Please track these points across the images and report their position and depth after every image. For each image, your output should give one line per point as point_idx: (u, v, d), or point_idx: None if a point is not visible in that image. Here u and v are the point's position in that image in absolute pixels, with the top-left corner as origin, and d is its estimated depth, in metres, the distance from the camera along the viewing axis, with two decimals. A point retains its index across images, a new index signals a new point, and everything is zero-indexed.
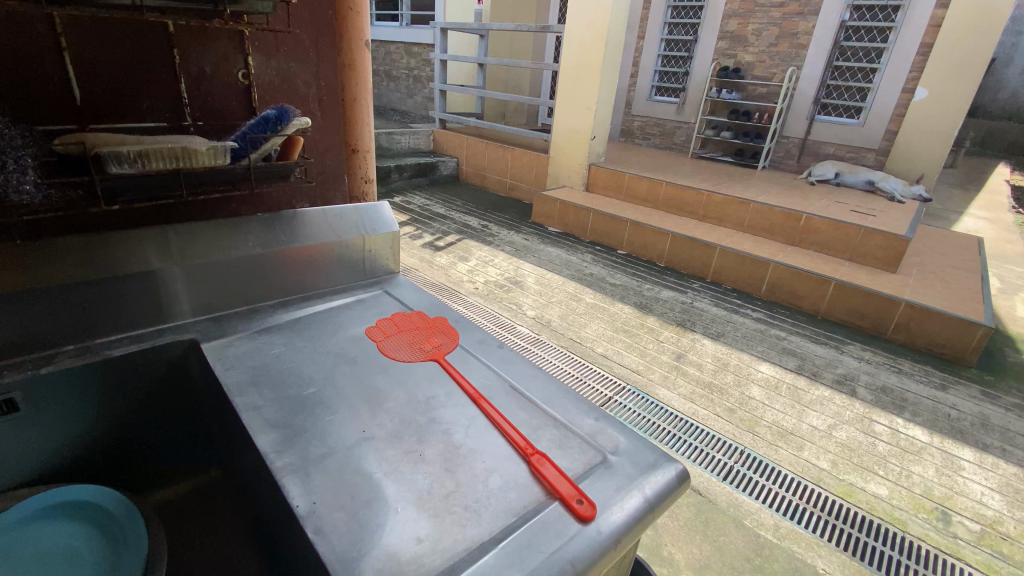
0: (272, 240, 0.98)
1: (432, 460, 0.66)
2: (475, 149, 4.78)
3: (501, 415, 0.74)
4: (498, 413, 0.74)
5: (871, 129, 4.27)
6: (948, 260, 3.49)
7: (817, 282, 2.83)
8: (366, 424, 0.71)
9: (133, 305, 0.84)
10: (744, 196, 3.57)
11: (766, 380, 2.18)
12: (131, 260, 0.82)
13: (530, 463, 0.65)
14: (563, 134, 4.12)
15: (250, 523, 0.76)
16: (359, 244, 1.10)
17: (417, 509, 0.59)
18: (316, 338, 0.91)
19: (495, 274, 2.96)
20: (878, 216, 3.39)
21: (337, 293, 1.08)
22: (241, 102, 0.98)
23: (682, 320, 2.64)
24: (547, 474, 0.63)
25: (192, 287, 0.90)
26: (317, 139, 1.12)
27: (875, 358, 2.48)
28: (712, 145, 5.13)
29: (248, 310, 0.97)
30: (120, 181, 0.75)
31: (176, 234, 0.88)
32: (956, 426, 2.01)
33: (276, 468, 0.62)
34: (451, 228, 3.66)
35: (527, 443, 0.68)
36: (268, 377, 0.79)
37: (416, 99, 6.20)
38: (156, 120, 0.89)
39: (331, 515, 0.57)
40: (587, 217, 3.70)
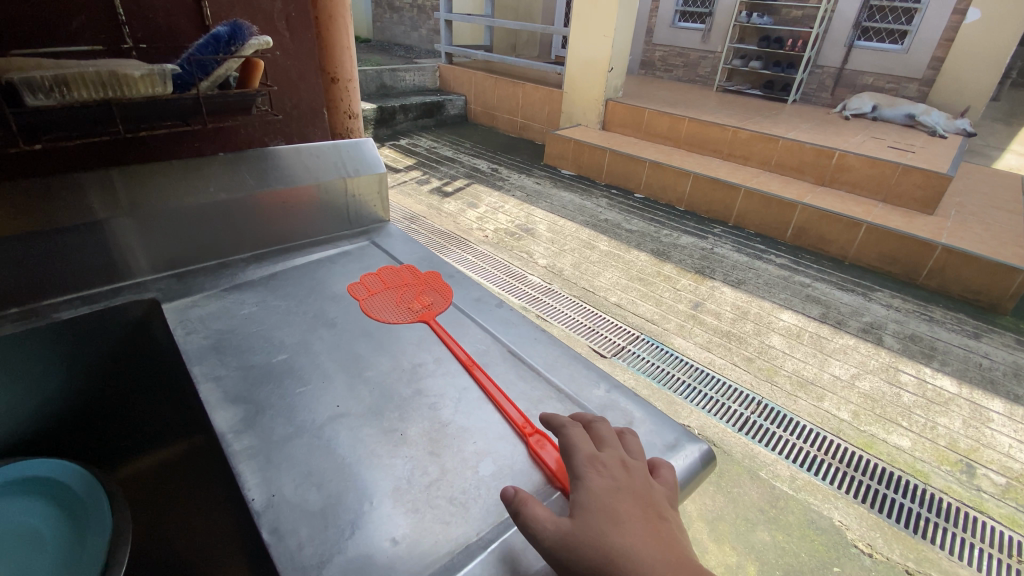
0: (239, 184, 0.86)
1: (415, 442, 0.56)
2: (484, 86, 4.48)
3: (497, 385, 0.64)
4: (493, 384, 0.64)
5: (916, 56, 3.88)
6: (989, 200, 3.24)
7: (847, 225, 2.64)
8: (342, 397, 0.62)
9: (81, 262, 0.74)
10: (773, 132, 3.30)
11: (787, 329, 2.05)
12: (72, 209, 0.71)
13: (528, 442, 0.57)
14: (578, 66, 3.81)
15: (212, 506, 0.68)
16: (340, 188, 0.97)
17: (394, 502, 0.50)
18: (293, 296, 0.81)
19: (506, 221, 2.81)
20: (918, 152, 3.13)
21: (319, 245, 0.97)
22: (191, 19, 0.83)
23: (701, 267, 2.49)
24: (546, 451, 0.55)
25: (148, 239, 0.79)
26: (289, 65, 0.95)
27: (905, 306, 2.33)
28: (739, 77, 4.69)
29: (218, 265, 0.87)
30: (44, 114, 0.62)
31: (123, 176, 0.76)
32: (987, 375, 1.89)
33: (231, 452, 0.53)
34: (460, 172, 3.49)
35: (524, 419, 0.59)
36: (234, 342, 0.69)
37: (422, 32, 5.80)
38: (90, 42, 0.75)
39: (293, 508, 0.48)
40: (602, 157, 3.48)
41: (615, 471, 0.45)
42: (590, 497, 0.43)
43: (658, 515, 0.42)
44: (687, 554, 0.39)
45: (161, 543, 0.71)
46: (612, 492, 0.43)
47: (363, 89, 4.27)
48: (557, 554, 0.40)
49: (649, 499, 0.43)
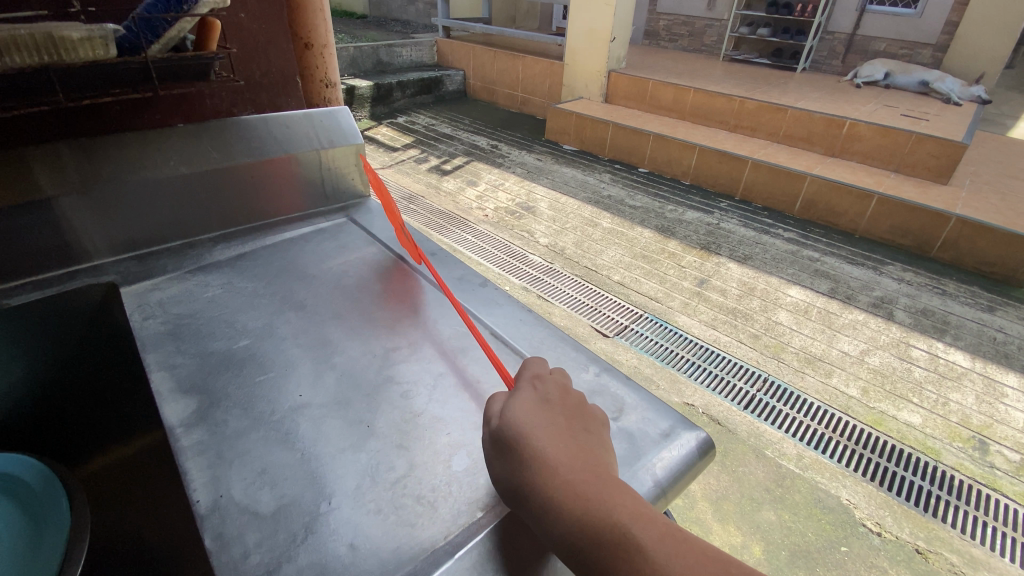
0: (201, 157, 0.80)
1: (383, 434, 0.51)
2: (483, 60, 4.34)
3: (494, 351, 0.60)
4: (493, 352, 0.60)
5: (929, 21, 3.72)
6: (1005, 169, 3.11)
7: (858, 197, 2.54)
8: (306, 386, 0.57)
9: (30, 246, 0.69)
10: (781, 101, 3.17)
11: (795, 305, 1.99)
12: (13, 186, 0.65)
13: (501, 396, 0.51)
14: (578, 37, 3.67)
15: (171, 503, 0.62)
16: (315, 161, 0.91)
17: (355, 502, 0.45)
18: (260, 278, 0.75)
19: (506, 199, 2.74)
20: (933, 120, 3.00)
21: (294, 222, 0.92)
22: None
23: (706, 243, 2.42)
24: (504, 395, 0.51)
25: (102, 219, 0.73)
26: (255, 29, 0.87)
27: (916, 279, 2.25)
28: (747, 45, 4.54)
29: (184, 245, 0.82)
30: None
31: (71, 150, 0.70)
32: (1002, 350, 1.82)
33: (179, 448, 0.48)
34: (458, 149, 3.39)
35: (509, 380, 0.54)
36: (193, 328, 0.64)
37: (419, 6, 5.60)
38: (31, 8, 0.69)
39: (240, 513, 0.43)
40: (605, 132, 3.37)
41: (548, 385, 0.45)
42: (515, 408, 0.42)
43: (585, 425, 0.42)
44: (606, 462, 0.39)
45: (130, 539, 0.67)
46: (537, 397, 0.43)
47: (359, 66, 4.15)
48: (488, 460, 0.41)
49: (579, 413, 0.43)
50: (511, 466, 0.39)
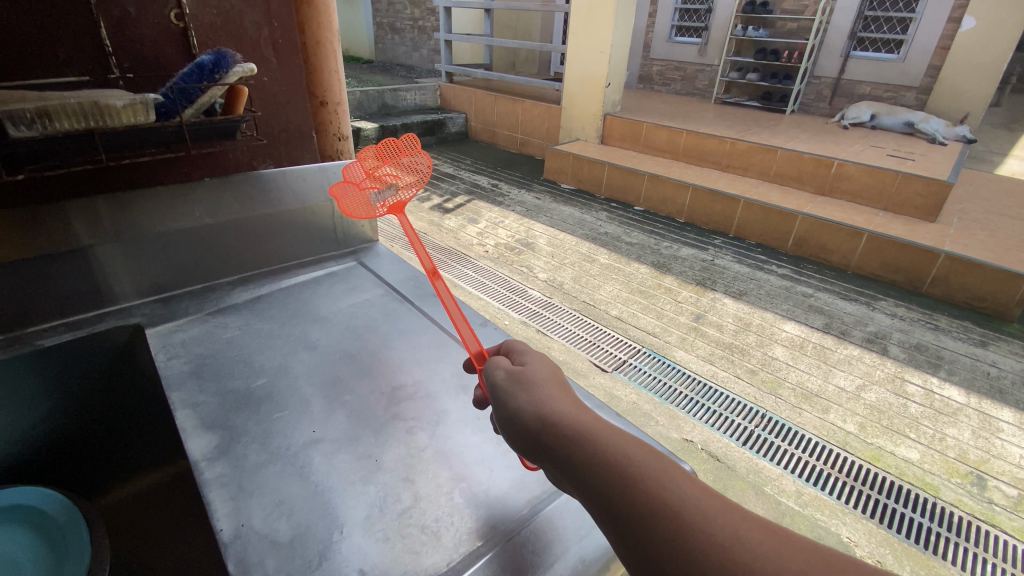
0: (224, 208, 0.86)
1: (391, 468, 0.56)
2: (484, 103, 4.53)
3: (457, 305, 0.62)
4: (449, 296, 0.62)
5: (912, 65, 3.89)
6: (993, 206, 3.21)
7: (848, 234, 2.62)
8: (318, 422, 0.61)
9: (64, 289, 0.74)
10: (771, 142, 3.30)
11: (790, 340, 2.03)
12: (54, 237, 0.71)
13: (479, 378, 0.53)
14: (576, 83, 3.85)
15: (187, 533, 0.65)
16: (328, 210, 0.98)
17: (365, 532, 0.49)
18: (276, 319, 0.81)
19: (506, 236, 2.82)
20: (918, 160, 3.12)
21: (306, 267, 0.98)
22: (177, 48, 0.84)
23: (702, 279, 2.48)
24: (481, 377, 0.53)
25: (132, 265, 0.80)
26: (276, 90, 0.97)
27: (909, 315, 2.31)
28: (737, 89, 4.75)
29: (204, 288, 0.88)
30: (22, 146, 0.62)
31: (108, 203, 0.75)
32: (996, 385, 1.85)
33: (203, 480, 0.53)
34: (460, 189, 3.50)
35: (478, 348, 0.57)
36: (214, 367, 0.69)
37: (422, 52, 5.86)
38: (76, 73, 0.76)
39: (260, 540, 0.47)
40: (602, 171, 3.49)
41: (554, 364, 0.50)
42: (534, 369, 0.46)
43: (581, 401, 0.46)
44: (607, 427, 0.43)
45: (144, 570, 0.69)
46: (552, 366, 0.48)
47: (365, 109, 4.32)
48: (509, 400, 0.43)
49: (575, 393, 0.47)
50: (533, 398, 0.42)
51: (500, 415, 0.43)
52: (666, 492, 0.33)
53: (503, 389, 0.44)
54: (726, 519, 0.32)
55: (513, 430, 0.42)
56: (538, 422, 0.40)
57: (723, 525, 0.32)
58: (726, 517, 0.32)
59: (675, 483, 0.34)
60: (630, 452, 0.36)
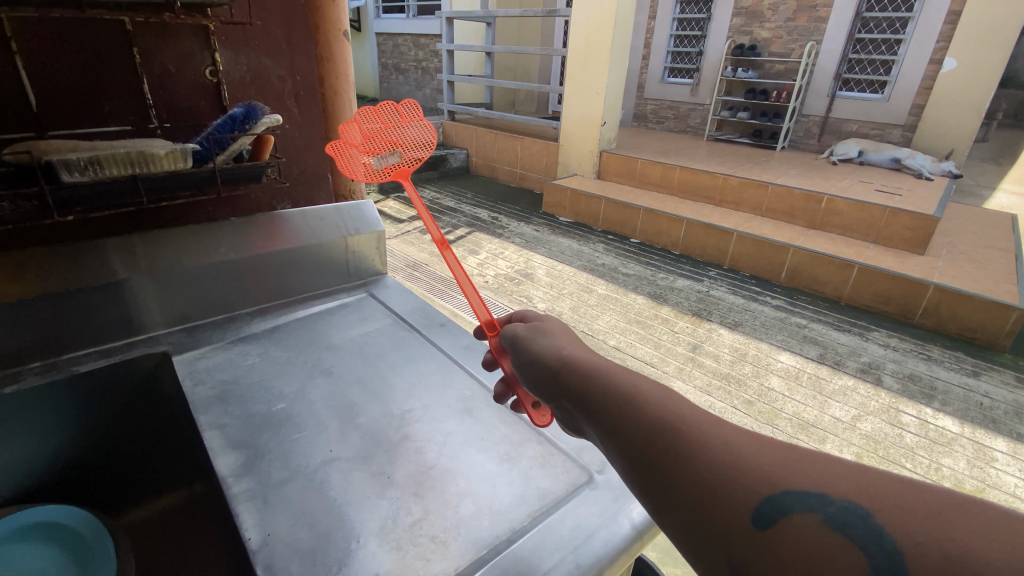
0: (248, 245, 0.94)
1: (402, 484, 0.61)
2: (486, 140, 4.69)
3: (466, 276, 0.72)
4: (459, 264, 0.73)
5: (896, 104, 4.05)
6: (980, 240, 3.31)
7: (839, 267, 2.70)
8: (335, 443, 0.67)
9: (100, 319, 0.81)
10: (763, 178, 3.42)
11: (786, 371, 2.08)
12: (94, 272, 0.78)
13: (490, 345, 0.65)
14: (573, 121, 4.01)
15: (212, 548, 0.70)
16: (342, 245, 1.06)
17: (379, 541, 0.54)
18: (293, 348, 0.87)
19: (506, 267, 2.89)
20: (906, 195, 3.23)
21: (320, 297, 1.05)
22: (211, 100, 0.93)
23: (698, 310, 2.55)
24: (492, 343, 0.65)
25: (162, 298, 0.86)
26: (297, 136, 1.06)
27: (902, 345, 2.36)
28: (729, 127, 4.94)
29: (225, 319, 0.94)
30: (74, 191, 0.69)
31: (143, 241, 0.83)
32: (989, 415, 1.90)
33: (231, 495, 0.58)
34: (461, 221, 3.60)
35: (490, 317, 0.67)
36: (237, 393, 0.75)
37: (425, 91, 6.08)
38: (121, 123, 0.84)
39: (286, 547, 0.52)
40: (599, 205, 3.61)
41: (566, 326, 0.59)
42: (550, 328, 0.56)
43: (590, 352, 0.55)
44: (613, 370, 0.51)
45: None
46: (564, 327, 0.57)
47: None
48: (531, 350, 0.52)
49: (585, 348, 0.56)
50: (551, 344, 0.52)
51: (522, 357, 0.53)
52: (664, 408, 0.41)
53: (525, 341, 0.54)
54: (717, 428, 0.39)
55: (533, 368, 0.51)
56: (558, 363, 0.49)
57: (716, 435, 0.38)
58: (717, 428, 0.39)
59: (673, 404, 0.41)
60: (635, 380, 0.44)
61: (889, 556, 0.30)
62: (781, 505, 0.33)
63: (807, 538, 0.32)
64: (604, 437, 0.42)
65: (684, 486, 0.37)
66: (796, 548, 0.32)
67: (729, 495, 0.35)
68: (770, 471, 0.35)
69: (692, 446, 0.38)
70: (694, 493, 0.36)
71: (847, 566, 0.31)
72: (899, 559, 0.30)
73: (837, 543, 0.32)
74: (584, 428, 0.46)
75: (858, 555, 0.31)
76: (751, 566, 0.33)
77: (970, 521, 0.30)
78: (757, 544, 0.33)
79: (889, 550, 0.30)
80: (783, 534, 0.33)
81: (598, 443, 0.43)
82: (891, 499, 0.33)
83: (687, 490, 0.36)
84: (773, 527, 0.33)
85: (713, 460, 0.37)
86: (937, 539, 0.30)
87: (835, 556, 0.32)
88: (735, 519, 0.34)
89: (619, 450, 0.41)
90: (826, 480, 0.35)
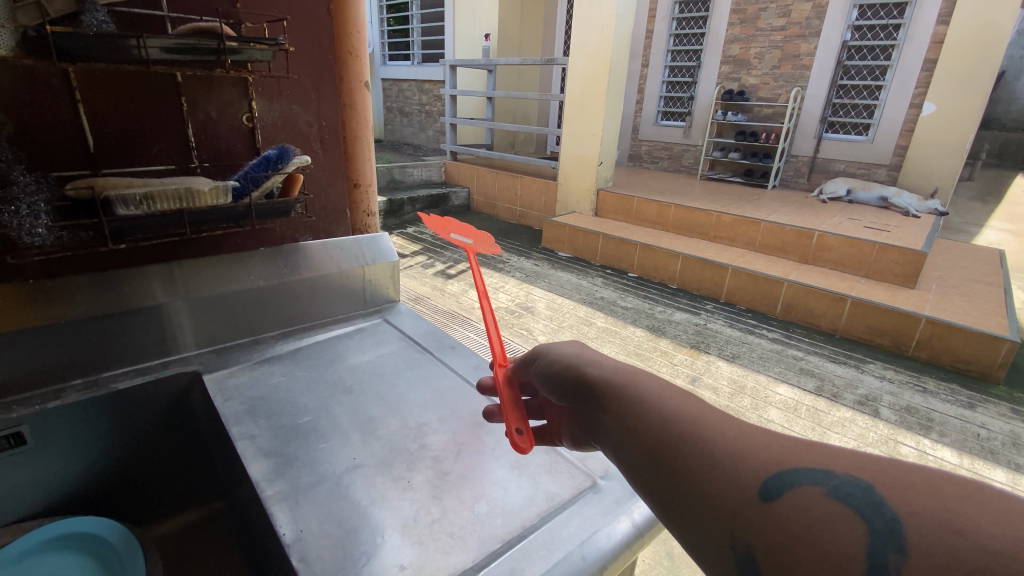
0: (275, 273, 1.01)
1: (420, 487, 0.66)
2: (486, 179, 4.87)
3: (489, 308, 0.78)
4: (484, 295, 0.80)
5: (881, 145, 4.23)
6: (969, 274, 3.40)
7: (833, 300, 2.78)
8: (357, 451, 0.72)
9: (138, 339, 0.87)
10: (755, 215, 3.55)
11: (784, 403, 2.12)
12: (137, 295, 0.85)
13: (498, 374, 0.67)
14: (571, 161, 4.18)
15: (241, 556, 0.75)
16: (359, 275, 1.13)
17: (402, 536, 0.59)
18: (315, 368, 0.93)
19: (506, 300, 2.97)
20: (894, 231, 3.34)
21: (339, 322, 1.12)
22: (246, 143, 1.03)
23: (696, 342, 2.60)
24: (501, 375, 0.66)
25: (196, 321, 0.93)
26: (320, 176, 1.16)
27: (897, 377, 2.41)
28: (721, 167, 5.15)
29: (251, 341, 1.01)
30: (127, 222, 0.76)
31: (182, 269, 0.91)
32: (987, 446, 1.92)
33: (265, 496, 0.63)
34: (462, 256, 3.70)
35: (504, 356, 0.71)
36: (265, 408, 0.80)
37: (428, 133, 6.33)
38: (165, 163, 0.93)
39: (319, 541, 0.57)
40: (597, 242, 3.72)
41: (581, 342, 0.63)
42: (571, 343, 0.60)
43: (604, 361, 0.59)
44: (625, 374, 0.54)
45: None
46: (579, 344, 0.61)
47: None
48: (557, 364, 0.56)
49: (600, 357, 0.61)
50: (572, 352, 0.57)
51: (547, 363, 0.57)
52: (675, 405, 0.45)
53: (553, 355, 0.57)
54: (728, 425, 0.42)
55: (559, 371, 0.55)
56: (576, 367, 0.54)
57: (727, 428, 0.42)
58: (729, 422, 0.42)
59: (684, 397, 0.46)
60: (657, 385, 0.48)
61: (889, 523, 0.30)
62: (787, 481, 0.35)
63: (811, 511, 0.34)
64: (616, 428, 0.47)
65: (691, 466, 0.40)
66: (802, 519, 0.34)
67: (738, 476, 0.37)
68: (777, 454, 0.38)
69: (701, 433, 0.42)
70: (701, 470, 0.39)
71: (850, 536, 0.31)
72: (899, 525, 0.30)
73: (842, 512, 0.33)
74: (596, 422, 0.50)
75: (859, 524, 0.31)
76: (754, 535, 0.35)
77: (963, 491, 0.30)
78: (762, 515, 0.35)
79: (890, 516, 0.31)
80: (790, 505, 0.34)
81: (612, 439, 0.47)
82: (892, 474, 0.34)
83: (694, 471, 0.40)
84: (779, 498, 0.35)
85: (720, 443, 0.40)
86: (937, 509, 0.30)
87: (837, 525, 0.32)
88: (742, 495, 0.36)
89: (631, 436, 0.45)
90: (833, 460, 0.36)
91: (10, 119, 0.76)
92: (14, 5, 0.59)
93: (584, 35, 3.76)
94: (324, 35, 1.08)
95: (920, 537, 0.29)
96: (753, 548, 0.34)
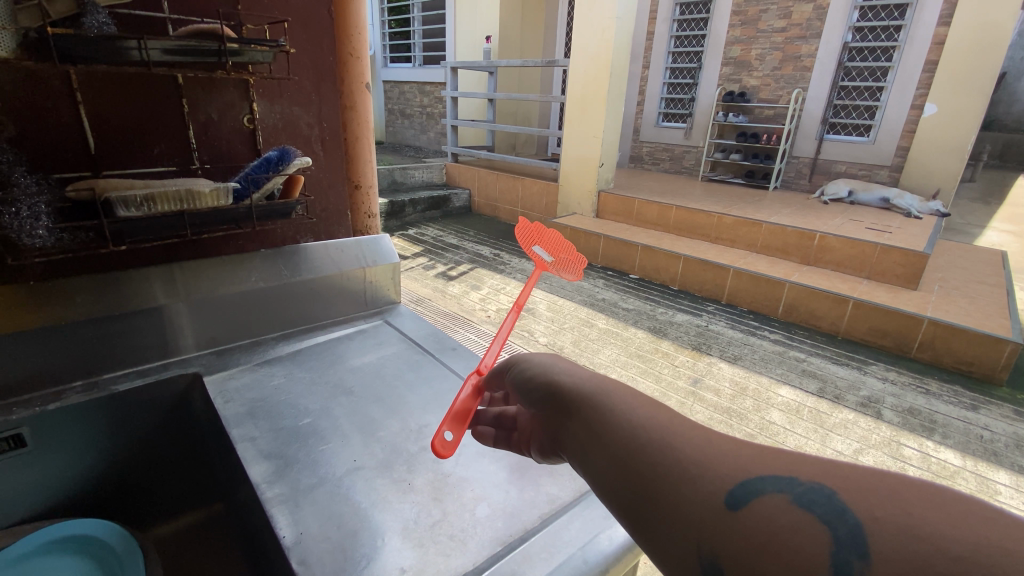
0: (274, 274, 1.01)
1: (421, 489, 0.66)
2: (487, 181, 4.87)
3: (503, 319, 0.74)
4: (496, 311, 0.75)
5: (882, 146, 4.23)
6: (971, 275, 3.39)
7: (834, 301, 2.77)
8: (358, 454, 0.72)
9: (139, 341, 0.87)
10: (756, 217, 3.54)
11: (786, 404, 2.11)
12: (137, 297, 0.85)
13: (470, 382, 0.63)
14: (572, 162, 4.17)
15: (241, 557, 0.75)
16: (359, 276, 1.13)
17: (402, 539, 0.58)
18: (317, 369, 0.93)
19: (508, 301, 2.97)
20: (895, 233, 3.33)
21: (341, 323, 1.12)
22: (247, 144, 1.03)
23: (697, 344, 2.60)
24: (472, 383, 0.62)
25: (196, 323, 0.93)
26: (321, 177, 1.16)
27: (900, 378, 2.41)
28: (722, 168, 5.15)
29: (251, 343, 1.00)
30: (127, 224, 0.76)
31: (181, 271, 0.90)
32: (990, 448, 1.91)
33: (265, 499, 0.63)
34: (463, 258, 3.70)
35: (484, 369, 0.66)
36: (266, 409, 0.80)
37: (429, 135, 6.34)
38: (165, 164, 0.92)
39: (317, 543, 0.57)
40: (598, 243, 3.72)
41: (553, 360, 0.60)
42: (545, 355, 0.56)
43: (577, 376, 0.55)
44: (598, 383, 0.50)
45: None
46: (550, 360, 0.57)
47: None
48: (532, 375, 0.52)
49: None
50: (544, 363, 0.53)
51: (520, 371, 0.54)
52: (649, 412, 0.43)
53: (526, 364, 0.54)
54: (696, 434, 0.40)
55: (532, 382, 0.52)
56: (545, 378, 0.51)
57: (693, 437, 0.40)
58: (703, 431, 0.41)
59: (651, 404, 0.44)
60: (626, 394, 0.45)
61: (851, 530, 0.29)
62: (752, 488, 0.34)
63: (776, 518, 0.32)
64: (583, 437, 0.43)
65: (662, 473, 0.38)
66: (768, 527, 0.32)
67: (702, 482, 0.36)
68: (743, 461, 0.36)
69: (673, 440, 0.40)
70: (670, 474, 0.38)
71: (814, 543, 0.30)
72: (861, 530, 0.29)
73: (806, 520, 0.31)
74: (562, 435, 0.46)
75: (824, 530, 0.30)
76: (719, 543, 0.33)
77: (931, 498, 0.29)
78: (727, 523, 0.33)
79: (852, 522, 0.30)
80: (756, 515, 0.33)
81: (578, 450, 0.44)
82: (858, 482, 0.33)
83: (663, 477, 0.38)
84: (744, 508, 0.33)
85: (687, 450, 0.39)
86: (897, 514, 0.29)
87: (802, 533, 0.31)
88: (708, 502, 0.35)
89: (596, 440, 0.42)
90: (798, 466, 0.35)
91: (11, 120, 0.76)
92: (16, 7, 0.59)
93: (584, 37, 3.76)
94: (325, 36, 1.08)
95: (882, 542, 0.28)
96: (718, 557, 0.32)
